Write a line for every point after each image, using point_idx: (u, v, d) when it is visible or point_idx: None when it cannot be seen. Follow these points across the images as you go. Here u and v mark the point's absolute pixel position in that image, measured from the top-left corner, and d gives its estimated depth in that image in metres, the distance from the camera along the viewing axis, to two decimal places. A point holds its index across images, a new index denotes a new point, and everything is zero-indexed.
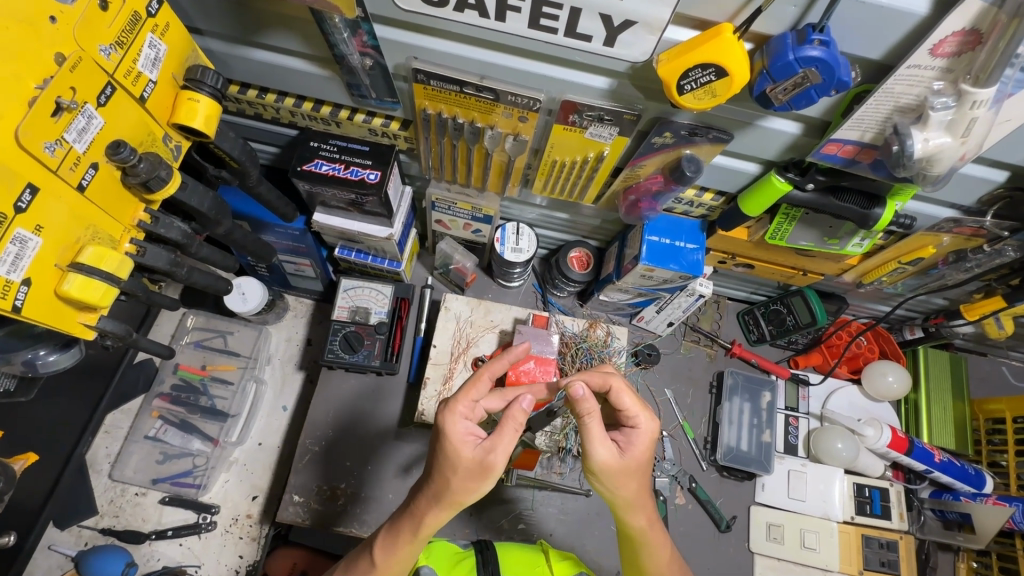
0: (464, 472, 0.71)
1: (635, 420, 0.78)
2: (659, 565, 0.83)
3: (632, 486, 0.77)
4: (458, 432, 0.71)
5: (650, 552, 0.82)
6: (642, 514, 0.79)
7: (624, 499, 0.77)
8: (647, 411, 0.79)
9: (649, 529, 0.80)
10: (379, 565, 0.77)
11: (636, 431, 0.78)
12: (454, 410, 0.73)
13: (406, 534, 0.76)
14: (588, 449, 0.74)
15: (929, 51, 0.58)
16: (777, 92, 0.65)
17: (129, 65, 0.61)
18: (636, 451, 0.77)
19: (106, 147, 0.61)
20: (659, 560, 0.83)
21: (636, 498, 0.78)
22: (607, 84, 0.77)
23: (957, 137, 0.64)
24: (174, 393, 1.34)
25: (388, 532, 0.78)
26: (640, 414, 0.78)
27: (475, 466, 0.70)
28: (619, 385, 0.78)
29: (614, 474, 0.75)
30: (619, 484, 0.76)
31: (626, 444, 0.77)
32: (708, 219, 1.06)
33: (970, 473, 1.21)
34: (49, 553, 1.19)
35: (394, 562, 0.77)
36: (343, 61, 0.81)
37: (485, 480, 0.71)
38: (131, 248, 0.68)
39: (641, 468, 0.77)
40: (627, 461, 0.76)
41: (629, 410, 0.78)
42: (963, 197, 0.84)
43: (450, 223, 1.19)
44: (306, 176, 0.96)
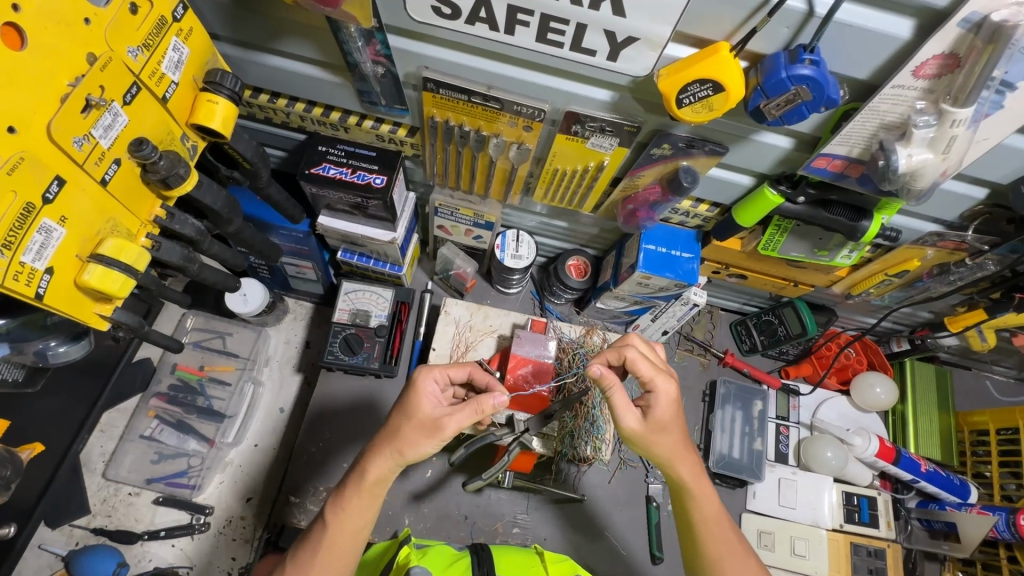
0: (418, 422, 0.80)
1: (652, 385, 0.82)
2: (708, 518, 0.85)
3: (669, 444, 0.83)
4: (429, 390, 0.83)
5: (699, 504, 0.85)
6: (687, 465, 0.84)
7: (661, 441, 0.82)
8: (662, 375, 0.83)
9: (695, 474, 0.84)
10: (330, 523, 0.80)
11: (655, 395, 0.82)
12: (430, 370, 0.85)
13: (356, 492, 0.80)
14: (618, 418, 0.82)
15: (912, 72, 0.62)
16: (770, 108, 0.68)
17: (153, 66, 0.64)
18: (665, 413, 0.82)
19: (129, 144, 0.63)
20: (708, 510, 0.85)
21: (679, 445, 0.83)
22: (609, 96, 0.80)
23: (938, 153, 0.68)
24: (171, 393, 1.35)
25: (336, 495, 0.81)
26: (656, 379, 0.82)
27: (428, 422, 0.79)
28: (634, 356, 0.83)
29: (649, 436, 0.82)
30: (655, 444, 0.83)
31: (651, 409, 0.82)
32: (704, 229, 1.10)
33: (955, 482, 1.24)
34: (39, 552, 1.18)
35: (344, 521, 0.79)
36: (356, 68, 0.84)
37: (430, 439, 0.79)
38: (147, 242, 0.70)
39: (671, 425, 0.83)
40: (658, 424, 0.82)
41: (647, 377, 0.82)
42: (945, 211, 0.88)
43: (452, 229, 1.22)
44: (314, 179, 0.99)
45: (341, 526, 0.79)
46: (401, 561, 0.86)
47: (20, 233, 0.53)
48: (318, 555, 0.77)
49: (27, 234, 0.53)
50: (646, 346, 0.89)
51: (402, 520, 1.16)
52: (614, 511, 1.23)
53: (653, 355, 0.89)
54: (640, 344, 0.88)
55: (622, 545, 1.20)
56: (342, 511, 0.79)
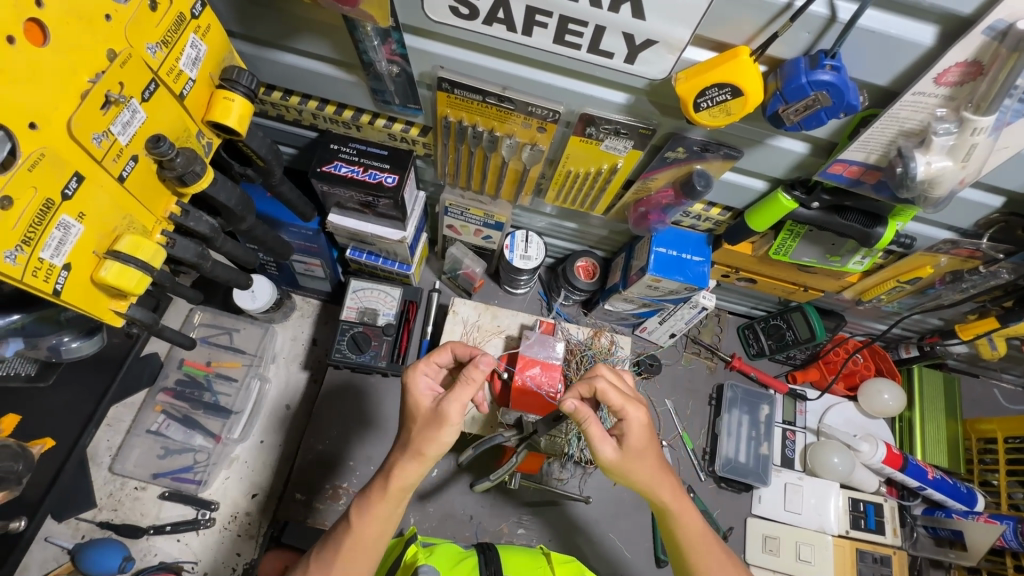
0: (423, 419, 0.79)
1: (624, 412, 0.80)
2: (694, 539, 0.84)
3: (648, 470, 0.81)
4: (420, 386, 0.83)
5: (684, 524, 0.84)
6: (667, 489, 0.83)
7: (638, 471, 0.81)
8: (633, 402, 0.80)
9: (676, 499, 0.83)
10: (356, 527, 0.78)
11: (628, 423, 0.80)
12: (417, 367, 0.85)
13: (379, 492, 0.79)
14: (595, 450, 0.80)
15: (934, 80, 0.62)
16: (788, 113, 0.68)
17: (171, 63, 0.64)
18: (640, 439, 0.80)
19: (146, 141, 0.63)
20: (693, 531, 0.84)
21: (656, 472, 0.82)
22: (625, 99, 0.80)
23: (958, 161, 0.68)
24: (178, 388, 1.35)
25: (364, 495, 0.81)
26: (627, 407, 0.80)
27: (430, 416, 0.78)
28: (603, 386, 0.80)
29: (627, 467, 0.80)
30: (633, 472, 0.81)
31: (625, 437, 0.80)
32: (715, 233, 1.10)
33: (962, 490, 1.24)
34: (45, 545, 1.18)
35: (370, 523, 0.78)
36: (371, 67, 0.84)
37: (442, 429, 0.77)
38: (161, 239, 0.70)
39: (647, 451, 0.81)
40: (634, 451, 0.80)
41: (619, 406, 0.80)
42: (960, 219, 0.87)
43: (461, 228, 1.21)
44: (325, 177, 0.99)
45: (365, 527, 0.78)
46: (408, 560, 0.86)
47: (40, 229, 0.52)
48: (339, 559, 0.77)
49: (46, 230, 0.53)
50: (614, 374, 0.86)
51: (407, 519, 1.16)
52: (620, 514, 1.23)
53: (621, 382, 0.86)
54: (609, 373, 0.85)
55: (627, 548, 1.20)
56: (368, 511, 0.79)
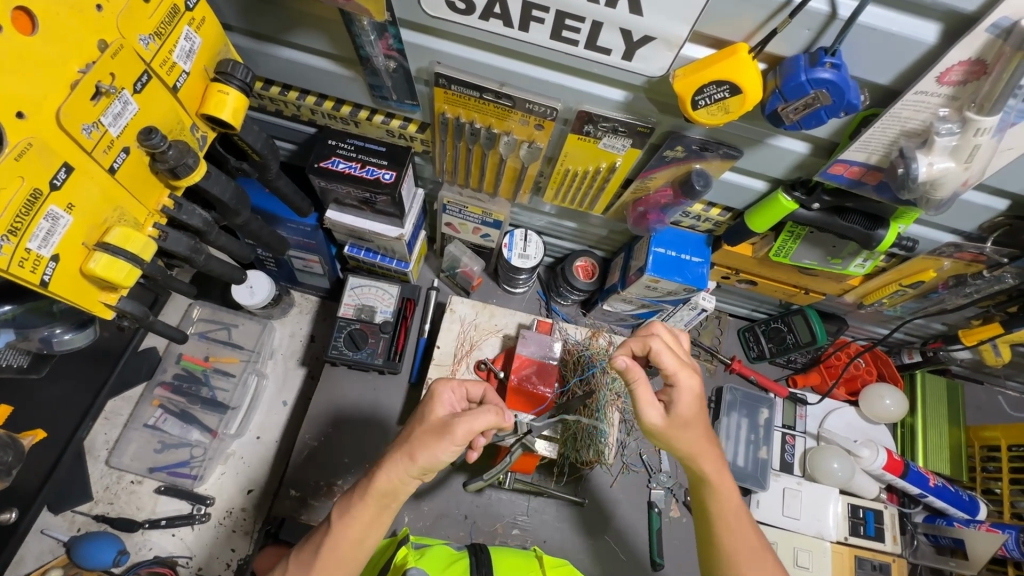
0: (431, 427, 0.80)
1: (675, 378, 0.82)
2: (727, 513, 0.83)
3: (690, 438, 0.83)
4: (445, 398, 0.85)
5: (720, 501, 0.84)
6: (709, 460, 0.84)
7: (683, 429, 0.83)
8: (686, 369, 0.82)
9: (718, 469, 0.84)
10: (335, 529, 0.78)
11: (679, 388, 0.82)
12: (446, 381, 0.88)
13: (364, 497, 0.78)
14: (640, 411, 0.82)
15: (936, 78, 0.60)
16: (787, 111, 0.67)
17: (165, 55, 0.63)
18: (690, 408, 0.82)
19: (138, 133, 0.63)
20: (729, 505, 0.84)
21: (701, 436, 0.84)
22: (623, 96, 0.79)
23: (960, 162, 0.67)
24: (175, 382, 1.35)
25: (344, 499, 0.80)
26: (680, 373, 0.81)
27: (439, 426, 0.79)
28: (658, 348, 0.81)
29: (670, 430, 0.83)
30: (677, 438, 0.83)
31: (677, 403, 0.82)
32: (715, 234, 1.08)
33: (964, 498, 1.22)
34: (41, 537, 1.19)
35: (350, 525, 0.78)
36: (368, 62, 0.83)
37: (440, 442, 0.77)
38: (154, 232, 0.70)
39: (693, 421, 0.83)
40: (681, 418, 0.82)
41: (671, 370, 0.82)
42: (964, 222, 0.86)
43: (460, 226, 1.21)
44: (323, 173, 0.98)
45: (343, 533, 0.78)
46: (398, 561, 0.85)
47: (27, 220, 0.52)
48: (319, 556, 0.76)
49: (33, 220, 0.53)
50: (669, 335, 0.85)
51: (401, 518, 1.16)
52: (617, 516, 1.21)
53: (677, 343, 0.86)
54: (665, 333, 0.85)
55: (622, 550, 1.19)
56: (347, 518, 0.78)
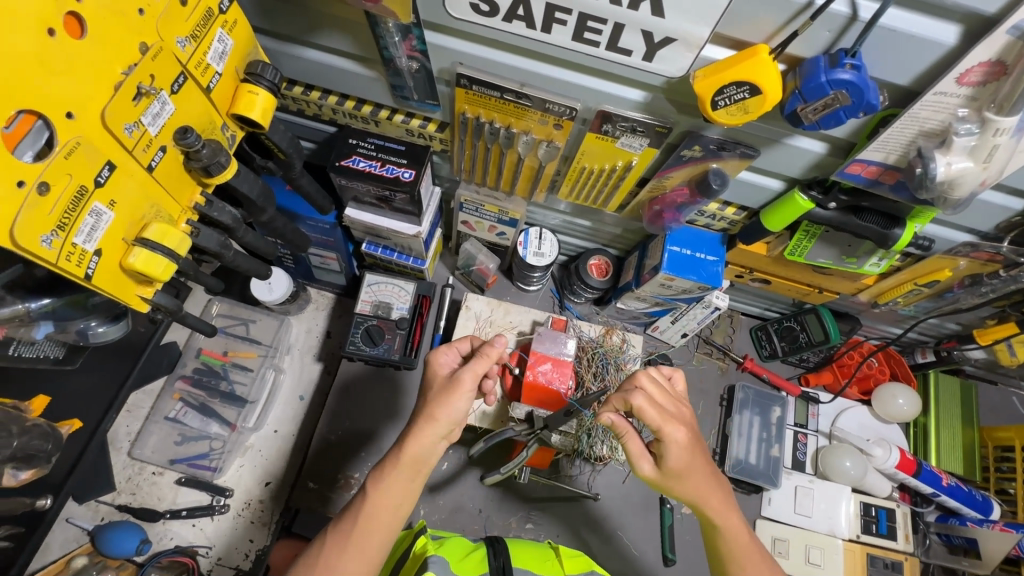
0: (440, 388, 0.85)
1: (663, 432, 0.78)
2: (738, 552, 0.82)
3: (692, 487, 0.81)
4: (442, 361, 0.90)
5: (728, 537, 0.82)
6: (713, 502, 0.81)
7: (680, 476, 0.80)
8: (672, 422, 0.78)
9: (724, 512, 0.81)
10: (371, 500, 0.79)
11: (667, 443, 0.78)
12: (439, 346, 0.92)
13: (398, 465, 0.80)
14: (636, 466, 0.83)
15: (956, 80, 0.61)
16: (806, 111, 0.68)
17: (200, 56, 0.65)
18: (687, 458, 0.79)
19: (174, 132, 0.65)
20: (738, 543, 0.82)
21: (698, 481, 0.80)
22: (642, 96, 0.80)
23: (978, 162, 0.67)
24: (196, 376, 1.38)
25: (379, 471, 0.81)
26: (666, 427, 0.78)
27: (448, 382, 0.84)
28: (641, 404, 0.78)
29: (670, 481, 0.82)
30: (676, 488, 0.82)
31: (669, 458, 0.79)
32: (729, 232, 1.09)
33: (977, 498, 1.22)
34: (66, 525, 1.22)
35: (385, 499, 0.78)
36: (391, 63, 0.85)
37: (453, 395, 0.82)
38: (186, 228, 0.72)
39: (692, 468, 0.80)
40: (675, 472, 0.80)
41: (657, 424, 0.78)
42: (981, 222, 0.86)
43: (476, 224, 1.22)
44: (344, 171, 1.00)
45: (380, 501, 0.79)
46: (417, 551, 0.87)
47: (74, 215, 0.54)
48: (357, 525, 0.77)
49: (79, 216, 0.55)
50: (656, 384, 0.82)
51: (417, 512, 1.17)
52: (630, 511, 1.23)
53: (664, 390, 0.82)
54: (650, 385, 0.82)
55: (635, 545, 1.21)
56: (385, 486, 0.79)
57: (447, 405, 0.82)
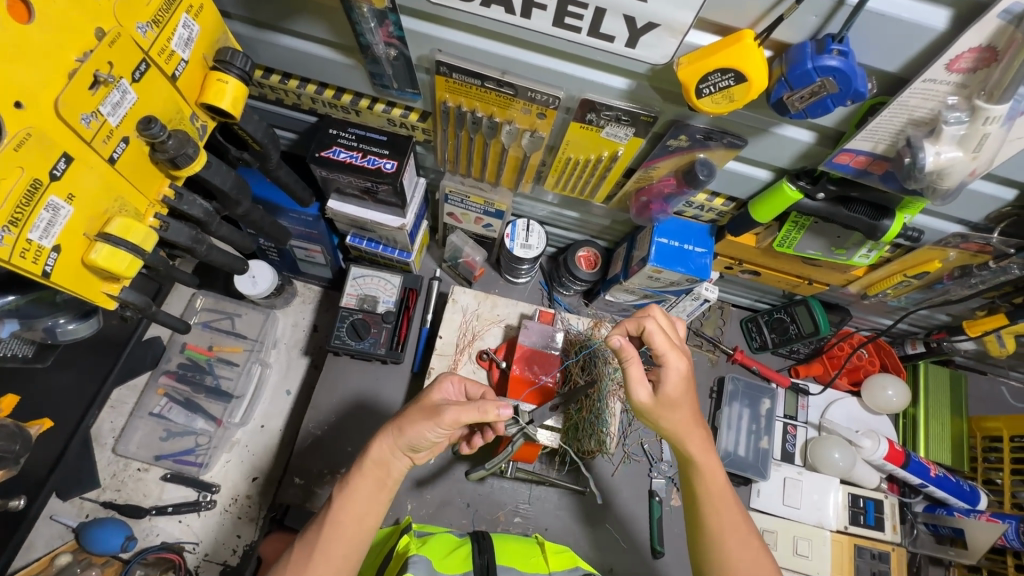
0: (422, 407, 0.83)
1: (665, 359, 0.83)
2: (714, 494, 0.84)
3: (678, 419, 0.84)
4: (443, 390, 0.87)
5: (706, 480, 0.85)
6: (694, 440, 0.85)
7: (671, 407, 0.84)
8: (676, 351, 0.83)
9: (704, 450, 0.85)
10: (335, 508, 0.79)
11: (668, 369, 0.83)
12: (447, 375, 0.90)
13: (366, 472, 0.81)
14: (629, 391, 0.83)
15: (946, 66, 0.59)
16: (793, 99, 0.66)
17: (163, 43, 0.63)
18: (678, 391, 0.83)
19: (137, 122, 0.62)
20: (713, 486, 0.84)
21: (686, 414, 0.85)
22: (626, 85, 0.78)
23: (968, 151, 0.65)
24: (180, 371, 1.36)
25: (342, 485, 0.82)
26: (671, 354, 0.82)
27: (428, 407, 0.82)
28: (653, 328, 0.82)
29: (659, 411, 0.84)
30: (662, 417, 0.85)
31: (664, 385, 0.83)
32: (718, 224, 1.07)
33: (965, 489, 1.22)
34: (51, 522, 1.21)
35: (351, 506, 0.79)
36: (368, 50, 0.82)
37: (428, 422, 0.80)
38: (155, 223, 0.70)
39: (681, 402, 0.84)
40: (668, 399, 0.83)
41: (662, 351, 0.83)
42: (971, 212, 0.85)
43: (462, 216, 1.20)
44: (324, 162, 0.98)
45: (344, 509, 0.79)
46: (400, 550, 0.86)
47: (27, 210, 0.52)
48: (322, 533, 0.77)
49: (34, 211, 0.53)
50: (665, 318, 0.87)
51: (404, 507, 1.17)
52: (619, 504, 1.23)
53: (672, 328, 0.87)
54: (660, 316, 0.86)
55: (623, 538, 1.20)
56: (349, 495, 0.80)
57: (418, 432, 0.80)
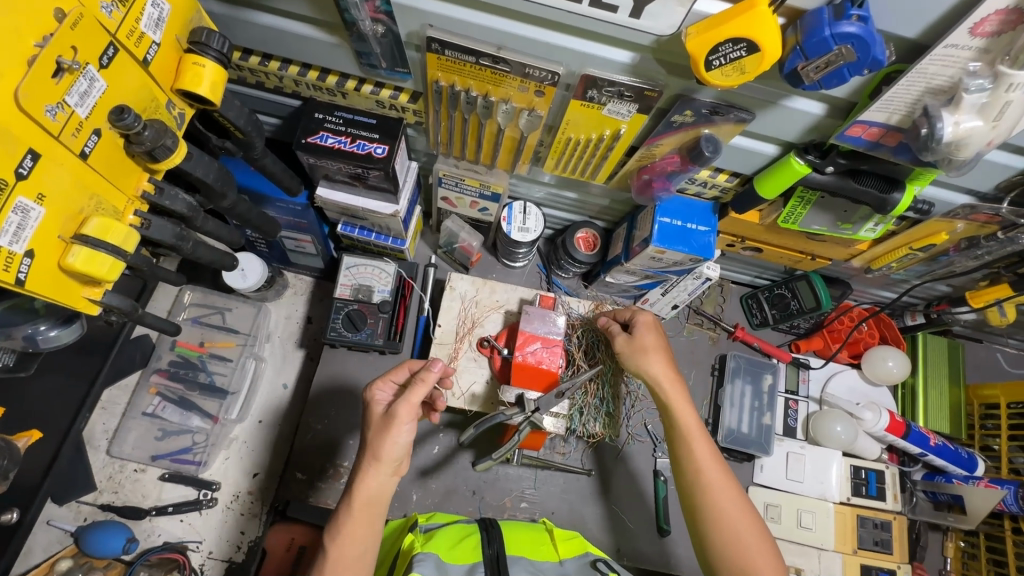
0: (378, 425, 0.81)
1: (632, 316, 0.99)
2: (701, 458, 0.85)
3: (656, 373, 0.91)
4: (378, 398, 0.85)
5: (693, 446, 0.86)
6: (679, 401, 0.89)
7: (657, 385, 0.91)
8: (639, 310, 1.00)
9: (686, 412, 0.88)
10: (332, 553, 0.75)
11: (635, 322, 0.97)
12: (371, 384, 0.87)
13: (359, 513, 0.77)
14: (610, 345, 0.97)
15: (970, 30, 0.56)
16: (808, 70, 0.63)
17: (131, 24, 0.58)
18: (650, 339, 0.94)
19: (109, 112, 0.57)
20: (700, 451, 0.85)
21: (671, 388, 0.90)
22: (629, 58, 0.74)
23: (989, 120, 0.63)
24: (172, 369, 1.33)
25: (335, 528, 0.77)
26: (634, 313, 1.00)
27: (381, 419, 0.81)
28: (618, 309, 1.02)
29: (638, 361, 0.93)
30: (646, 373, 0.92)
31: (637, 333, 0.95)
32: (721, 201, 1.05)
33: (963, 456, 1.24)
34: (48, 528, 1.18)
35: (350, 543, 0.75)
36: (354, 27, 0.77)
37: (390, 431, 0.79)
38: (135, 221, 0.66)
39: (657, 350, 0.94)
40: (641, 344, 0.94)
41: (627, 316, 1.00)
42: (981, 182, 0.83)
43: (456, 200, 1.16)
44: (312, 149, 0.93)
45: (341, 550, 0.75)
46: (405, 549, 0.86)
47: None
48: None
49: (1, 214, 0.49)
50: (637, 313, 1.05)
51: (409, 497, 1.16)
52: (625, 485, 1.23)
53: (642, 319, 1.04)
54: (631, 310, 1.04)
55: (630, 519, 1.21)
56: (341, 539, 0.75)
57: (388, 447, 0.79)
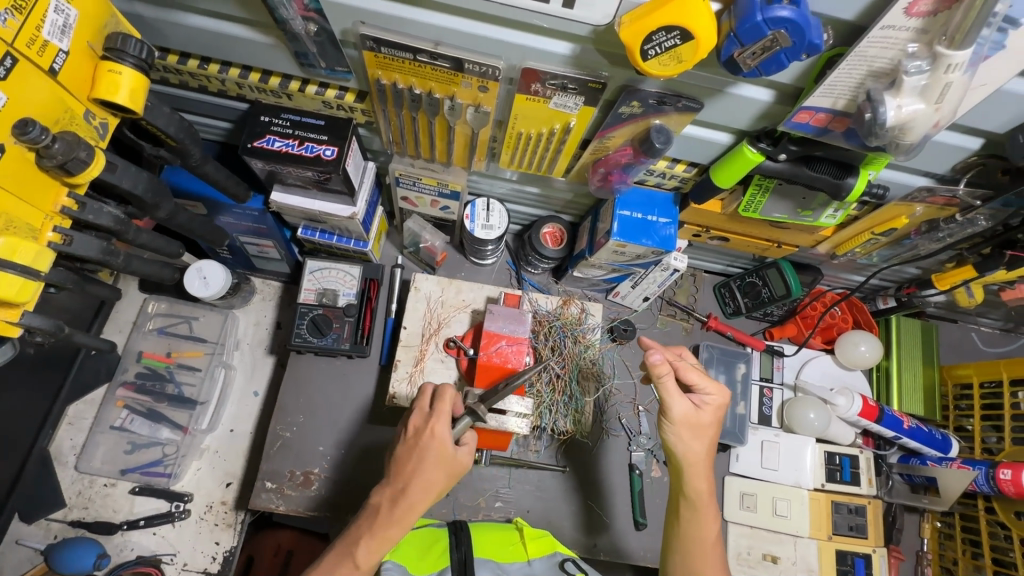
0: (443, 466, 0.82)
1: (706, 388, 0.90)
2: (705, 541, 0.88)
3: (693, 449, 0.89)
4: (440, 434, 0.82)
5: (701, 522, 0.89)
6: (702, 479, 0.90)
7: (689, 465, 0.89)
8: (718, 384, 0.91)
9: (706, 497, 0.90)
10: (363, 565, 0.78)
11: (705, 396, 0.90)
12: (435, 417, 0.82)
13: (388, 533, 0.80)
14: (666, 401, 0.88)
15: (904, 10, 0.55)
16: (744, 57, 0.61)
17: (31, 33, 0.55)
18: (705, 413, 0.90)
19: (12, 126, 0.55)
20: (705, 529, 0.89)
21: (699, 472, 0.90)
22: (570, 49, 0.72)
23: (930, 103, 0.61)
24: (139, 381, 1.29)
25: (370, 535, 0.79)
26: (710, 386, 0.90)
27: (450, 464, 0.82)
28: (684, 366, 0.90)
29: (682, 431, 0.89)
30: (681, 441, 0.89)
31: (697, 402, 0.90)
32: (682, 191, 1.03)
33: (936, 437, 1.24)
34: (18, 547, 1.17)
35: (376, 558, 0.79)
36: (285, 26, 0.74)
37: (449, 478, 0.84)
38: (55, 238, 0.64)
39: (706, 429, 0.90)
40: (700, 422, 0.89)
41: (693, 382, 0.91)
42: (937, 164, 0.81)
43: (417, 200, 1.14)
44: (258, 153, 0.91)
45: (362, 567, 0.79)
46: None
47: None
48: None
49: None
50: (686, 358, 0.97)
51: None
52: (600, 479, 1.22)
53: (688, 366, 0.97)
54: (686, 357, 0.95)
55: (606, 512, 1.20)
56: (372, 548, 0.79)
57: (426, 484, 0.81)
